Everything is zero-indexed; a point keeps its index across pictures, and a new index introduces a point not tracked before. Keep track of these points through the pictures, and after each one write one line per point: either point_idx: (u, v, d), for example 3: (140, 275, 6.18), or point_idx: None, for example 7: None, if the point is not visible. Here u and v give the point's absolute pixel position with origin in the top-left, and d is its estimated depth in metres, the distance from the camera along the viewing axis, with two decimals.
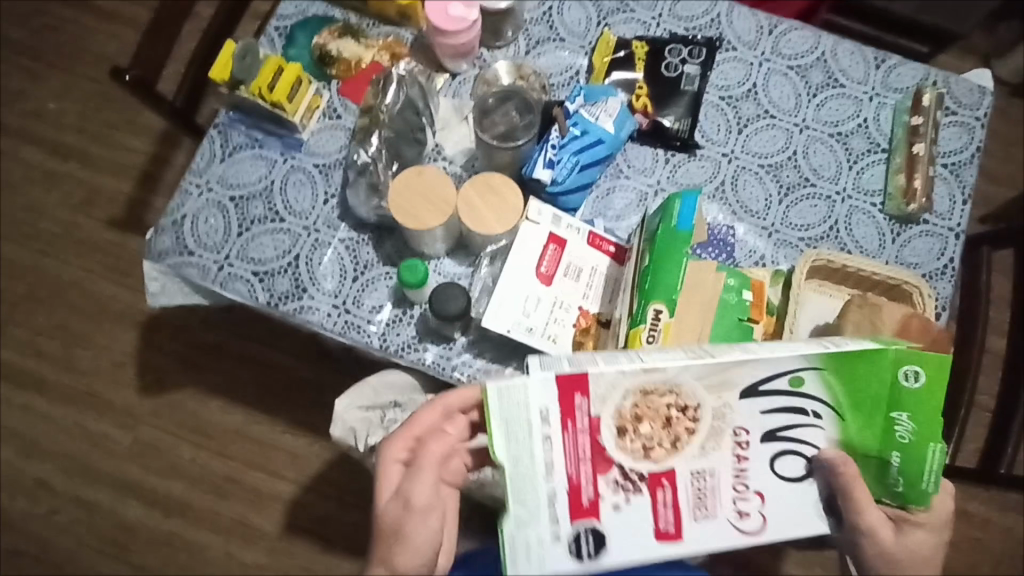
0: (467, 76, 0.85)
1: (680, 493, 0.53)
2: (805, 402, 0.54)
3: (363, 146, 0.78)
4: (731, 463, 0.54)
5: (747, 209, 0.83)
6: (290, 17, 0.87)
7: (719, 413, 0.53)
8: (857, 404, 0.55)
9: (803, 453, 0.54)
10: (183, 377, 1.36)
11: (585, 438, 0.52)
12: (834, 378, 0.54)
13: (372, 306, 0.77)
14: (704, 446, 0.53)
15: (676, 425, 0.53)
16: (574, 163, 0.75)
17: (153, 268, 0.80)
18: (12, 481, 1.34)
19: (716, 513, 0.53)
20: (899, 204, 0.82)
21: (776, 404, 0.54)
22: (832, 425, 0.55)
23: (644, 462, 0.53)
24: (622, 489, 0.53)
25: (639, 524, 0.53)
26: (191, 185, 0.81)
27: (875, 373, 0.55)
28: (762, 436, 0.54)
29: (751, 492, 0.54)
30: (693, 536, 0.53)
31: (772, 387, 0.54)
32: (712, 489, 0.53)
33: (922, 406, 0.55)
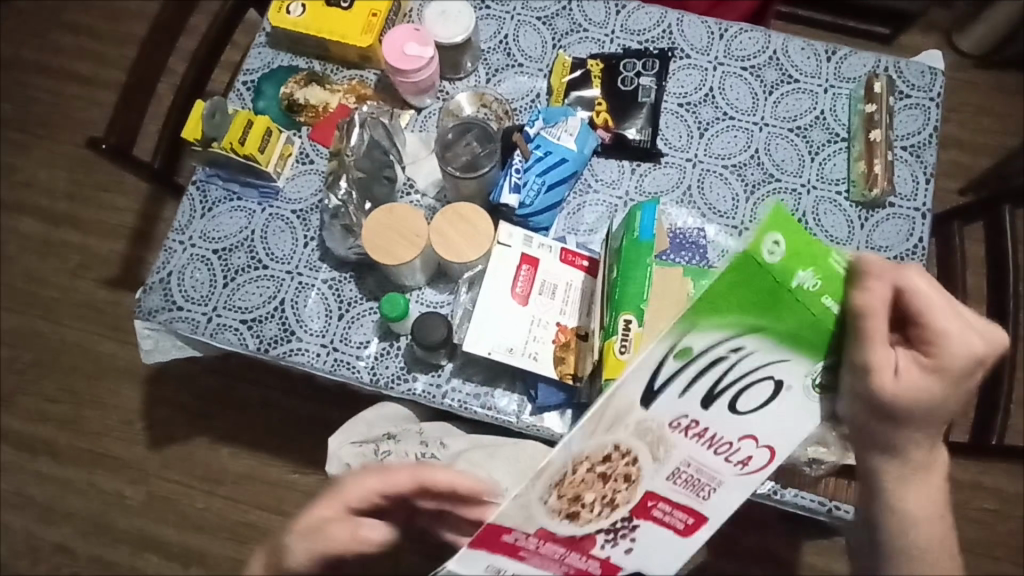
0: (432, 109, 0.88)
1: (671, 496, 0.48)
2: (708, 364, 0.42)
3: (333, 190, 0.82)
4: (695, 446, 0.45)
5: (716, 210, 0.85)
6: (256, 71, 0.90)
7: (642, 428, 0.44)
8: (752, 308, 0.41)
9: (755, 386, 0.44)
10: (190, 427, 1.38)
11: (545, 544, 0.49)
12: (706, 320, 0.42)
13: (360, 342, 0.79)
14: (655, 456, 0.46)
15: (613, 465, 0.45)
16: (540, 185, 0.77)
17: (145, 326, 0.82)
18: (32, 547, 1.36)
19: (721, 482, 0.47)
20: (862, 190, 0.83)
21: (689, 387, 0.43)
22: (757, 346, 0.42)
23: (615, 510, 0.47)
24: (619, 536, 0.49)
25: (656, 537, 0.50)
26: (174, 242, 0.84)
27: (741, 281, 0.40)
28: (703, 406, 0.44)
29: (738, 442, 0.45)
30: (716, 509, 0.48)
31: (664, 381, 0.42)
32: (699, 472, 0.47)
33: (799, 242, 0.41)
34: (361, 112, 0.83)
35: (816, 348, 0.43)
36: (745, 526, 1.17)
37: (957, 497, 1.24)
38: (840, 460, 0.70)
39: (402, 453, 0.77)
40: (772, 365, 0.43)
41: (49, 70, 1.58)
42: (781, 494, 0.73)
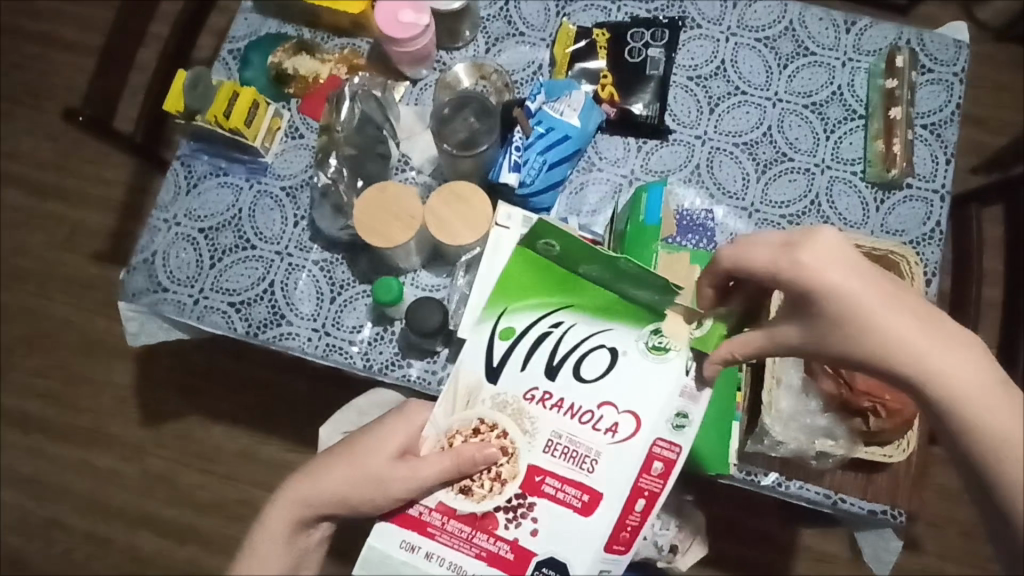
0: (428, 81, 0.83)
1: (557, 471, 0.53)
2: (533, 336, 0.55)
3: (323, 167, 0.78)
4: (557, 416, 0.54)
5: (725, 190, 0.81)
6: (243, 38, 0.85)
7: (501, 403, 0.55)
8: (554, 288, 0.55)
9: (588, 353, 0.54)
10: (184, 405, 1.36)
11: (450, 521, 0.53)
12: (518, 304, 0.55)
13: (352, 326, 0.76)
14: (523, 429, 0.54)
15: (487, 437, 0.54)
16: (542, 162, 0.73)
17: (128, 308, 0.78)
18: (26, 523, 1.35)
19: (598, 454, 0.53)
20: (880, 170, 0.79)
21: (523, 356, 0.55)
22: (571, 317, 0.55)
23: (505, 485, 0.53)
24: (519, 517, 0.53)
25: (558, 522, 0.53)
26: (158, 221, 0.80)
27: (525, 273, 0.55)
28: (549, 377, 0.54)
29: (598, 408, 0.54)
30: (603, 477, 0.53)
31: (499, 355, 0.55)
32: (573, 443, 0.54)
33: (572, 246, 0.52)
34: (352, 85, 0.79)
35: (629, 315, 0.54)
36: (742, 508, 1.16)
37: None
38: (848, 454, 0.68)
39: None
40: (596, 335, 0.55)
41: (33, 35, 1.51)
42: (786, 486, 0.72)
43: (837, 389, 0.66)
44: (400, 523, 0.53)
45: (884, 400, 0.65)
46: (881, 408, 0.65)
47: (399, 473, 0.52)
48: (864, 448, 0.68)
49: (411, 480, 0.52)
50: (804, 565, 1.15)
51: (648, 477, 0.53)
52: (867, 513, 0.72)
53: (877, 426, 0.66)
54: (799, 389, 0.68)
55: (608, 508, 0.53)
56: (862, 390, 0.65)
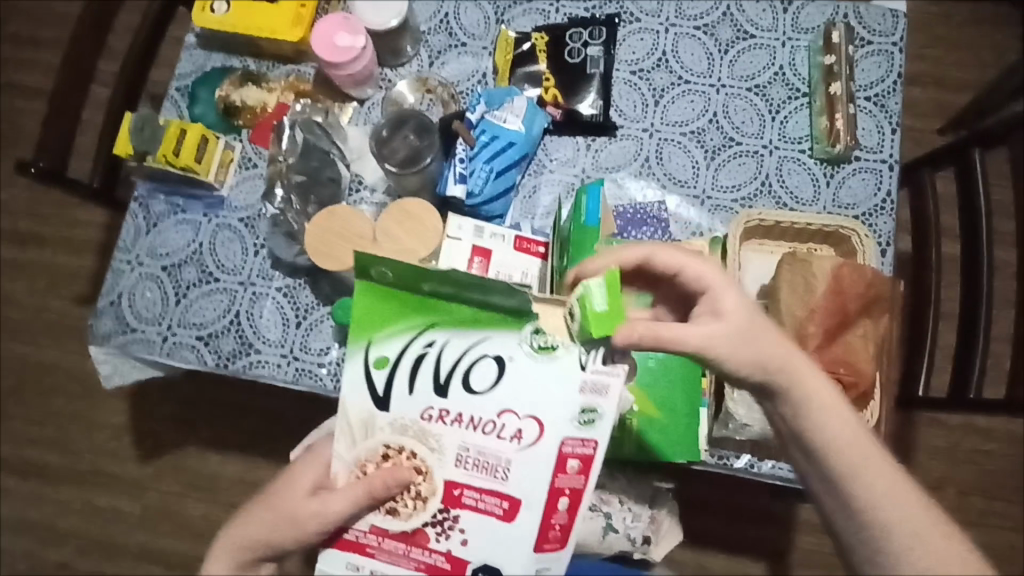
0: (374, 100, 0.84)
1: (471, 483, 0.55)
2: (412, 360, 0.55)
3: (270, 198, 0.80)
4: (459, 430, 0.55)
5: (676, 180, 0.82)
6: (189, 75, 0.86)
7: (401, 427, 0.56)
8: (409, 307, 0.55)
9: (476, 365, 0.55)
10: (179, 438, 1.37)
11: (384, 540, 0.56)
12: (382, 331, 0.55)
13: (320, 348, 0.78)
14: (430, 447, 0.55)
15: (398, 462, 0.55)
16: (488, 171, 0.74)
17: (101, 351, 0.80)
18: (35, 568, 1.37)
19: (509, 461, 0.54)
20: (826, 146, 0.80)
21: (408, 379, 0.55)
22: (440, 335, 0.55)
23: (427, 502, 0.55)
24: (447, 530, 0.55)
25: (482, 529, 0.55)
26: (120, 263, 0.81)
27: (377, 304, 0.55)
28: (440, 396, 0.55)
29: (499, 417, 0.54)
30: (518, 482, 0.54)
31: (384, 382, 0.55)
32: (481, 454, 0.55)
33: (405, 270, 0.52)
34: (292, 114, 0.81)
35: (496, 322, 0.54)
36: (736, 488, 1.16)
37: (948, 442, 1.21)
38: None
39: None
40: (476, 346, 0.54)
41: None
42: (759, 467, 0.72)
43: None
44: (340, 548, 0.56)
45: (840, 374, 0.64)
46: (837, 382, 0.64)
47: (315, 510, 0.54)
48: None
49: (326, 515, 0.54)
50: (803, 538, 1.16)
51: (565, 473, 0.54)
52: None
53: None
54: None
55: (530, 511, 0.54)
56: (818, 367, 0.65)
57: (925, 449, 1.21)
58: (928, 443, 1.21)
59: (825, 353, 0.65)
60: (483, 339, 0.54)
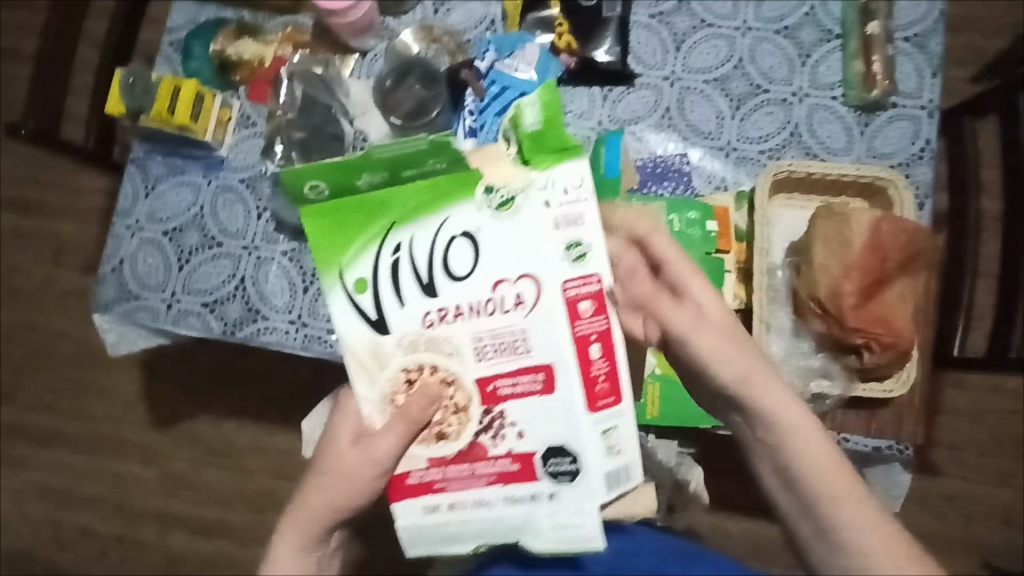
0: (377, 52, 0.79)
1: (498, 368, 0.51)
2: (382, 274, 0.52)
3: (269, 157, 0.77)
4: (464, 322, 0.51)
5: (699, 131, 0.77)
6: (183, 28, 0.82)
7: (410, 344, 0.52)
8: (350, 215, 0.53)
9: (454, 244, 0.52)
10: (192, 405, 1.37)
11: (448, 468, 0.51)
12: (347, 254, 0.52)
13: (329, 314, 0.75)
14: (446, 353, 0.52)
15: (423, 380, 0.52)
16: (500, 124, 0.70)
17: (104, 320, 0.78)
18: (58, 534, 1.38)
19: (523, 329, 0.51)
20: (860, 92, 0.75)
21: (392, 292, 0.52)
22: (404, 231, 0.52)
23: (467, 412, 0.51)
24: (496, 429, 0.51)
25: (535, 415, 0.51)
26: (120, 228, 0.78)
27: (337, 220, 0.53)
28: (429, 294, 0.52)
29: (495, 292, 0.51)
30: (540, 350, 0.51)
31: (365, 308, 0.52)
32: (496, 337, 0.51)
33: (335, 174, 0.54)
34: (291, 66, 0.77)
35: (447, 195, 0.52)
36: None
37: (972, 402, 1.18)
38: (845, 394, 0.65)
39: None
40: (443, 228, 0.52)
41: None
42: None
43: (826, 328, 0.63)
44: (410, 495, 0.51)
45: (877, 334, 0.61)
46: (874, 343, 0.62)
47: (371, 451, 0.49)
48: (862, 386, 0.64)
49: (377, 458, 0.48)
50: None
51: (583, 320, 0.51)
52: (870, 451, 0.69)
53: (872, 362, 0.62)
54: (790, 332, 0.67)
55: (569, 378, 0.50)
56: (854, 327, 0.62)
57: (950, 410, 1.18)
58: (954, 406, 1.18)
59: (861, 313, 0.62)
60: (443, 216, 0.52)
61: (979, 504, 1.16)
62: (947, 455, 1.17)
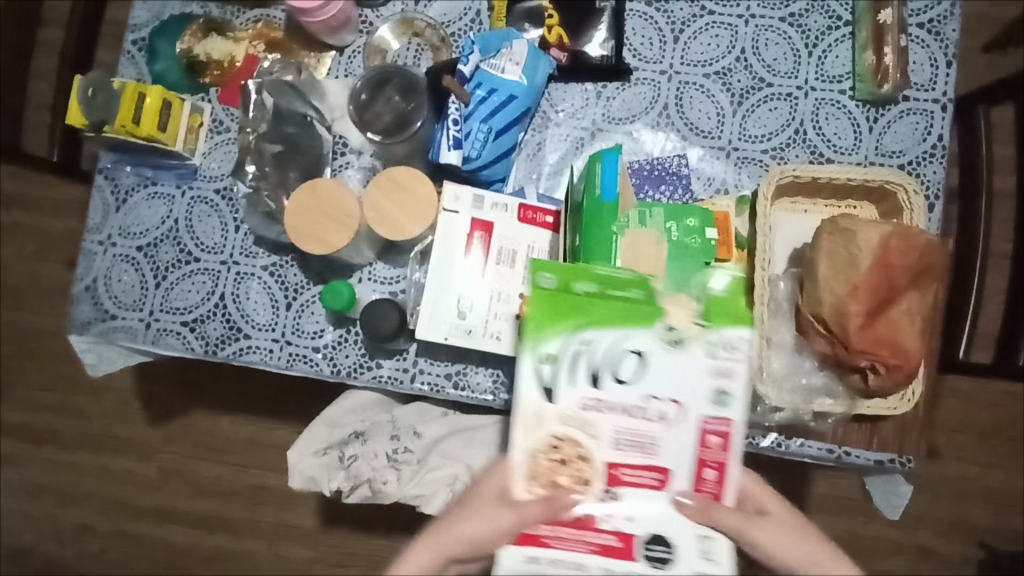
0: (356, 47, 0.74)
1: (632, 462, 0.51)
2: (577, 358, 0.52)
3: (241, 177, 0.73)
4: (618, 416, 0.51)
5: (697, 130, 0.73)
6: (145, 25, 0.76)
7: (565, 416, 0.52)
8: (575, 313, 0.53)
9: (627, 351, 0.52)
10: (187, 400, 1.35)
11: (559, 527, 0.51)
12: (553, 329, 0.52)
13: (314, 331, 0.72)
14: (592, 435, 0.52)
15: (566, 452, 0.52)
16: (487, 132, 0.66)
17: (81, 341, 0.75)
18: (58, 529, 1.38)
19: (660, 438, 0.51)
20: (870, 86, 0.70)
21: (571, 373, 0.52)
22: (597, 333, 0.52)
23: (589, 485, 0.51)
24: (609, 505, 0.51)
25: (647, 510, 0.51)
26: (92, 244, 0.75)
27: (549, 304, 0.53)
28: (595, 385, 0.52)
29: (647, 402, 0.51)
30: (669, 458, 0.51)
31: (551, 378, 0.52)
32: (636, 433, 0.51)
33: (564, 268, 0.54)
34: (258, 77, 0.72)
35: (637, 317, 0.53)
36: None
37: (974, 385, 1.16)
38: (848, 412, 0.63)
39: (371, 453, 0.71)
40: (625, 341, 0.52)
41: None
42: (787, 446, 0.67)
43: (830, 348, 0.60)
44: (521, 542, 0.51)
45: (882, 356, 0.58)
46: (879, 365, 0.58)
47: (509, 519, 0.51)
48: (865, 403, 0.63)
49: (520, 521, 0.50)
50: (823, 484, 1.17)
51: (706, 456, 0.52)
52: (873, 464, 0.67)
53: (877, 385, 0.60)
54: (792, 348, 0.64)
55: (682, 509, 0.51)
56: (858, 349, 0.58)
57: (951, 394, 1.17)
58: (956, 391, 1.17)
59: (867, 333, 0.58)
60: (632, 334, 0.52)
61: (979, 487, 1.16)
62: (946, 439, 1.17)
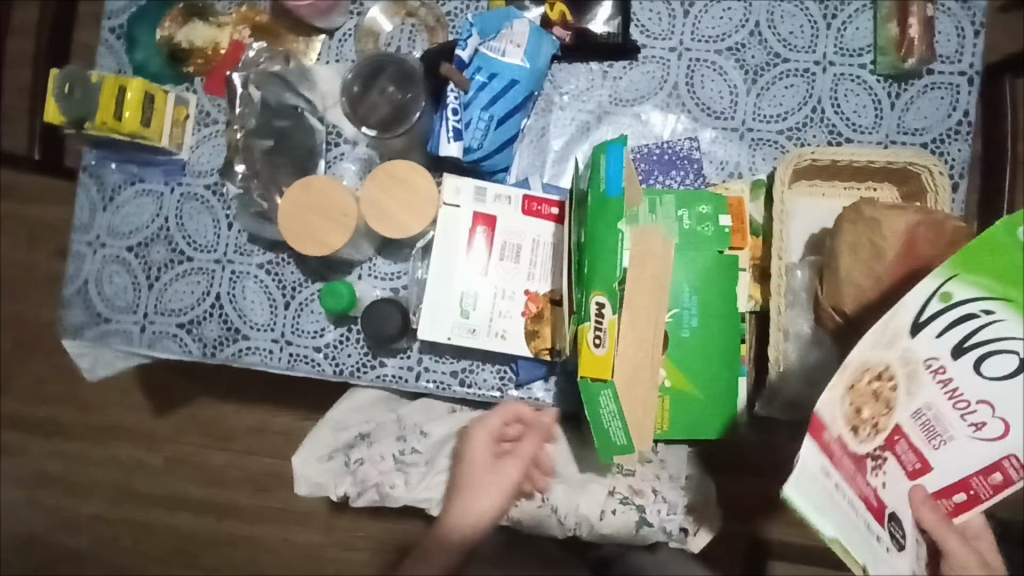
0: (346, 31, 0.70)
1: (917, 444, 0.39)
2: (956, 316, 0.36)
3: (229, 176, 0.70)
4: (939, 394, 0.38)
5: (709, 110, 0.69)
6: (122, 11, 0.72)
7: (904, 353, 0.38)
8: (1022, 286, 0.35)
9: (1015, 356, 0.35)
10: (188, 389, 1.32)
11: (843, 451, 0.40)
12: (981, 276, 0.36)
13: (314, 330, 0.69)
14: (908, 389, 0.38)
15: (878, 385, 0.39)
16: (487, 120, 0.62)
17: (75, 345, 0.72)
18: (67, 520, 1.37)
19: (955, 441, 0.38)
20: (892, 60, 0.66)
21: (954, 325, 0.37)
22: (1014, 318, 0.35)
23: (877, 433, 0.39)
24: (878, 468, 0.40)
25: (898, 493, 0.39)
26: (81, 245, 0.72)
27: (1005, 256, 0.35)
28: (954, 354, 0.37)
29: (976, 404, 0.37)
30: (947, 465, 0.38)
31: (925, 315, 0.37)
32: (940, 420, 0.38)
33: None
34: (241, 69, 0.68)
35: None
36: None
37: None
38: None
39: (377, 457, 0.69)
40: (1016, 343, 0.35)
41: None
42: None
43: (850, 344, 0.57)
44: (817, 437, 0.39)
45: None
46: None
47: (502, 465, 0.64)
48: None
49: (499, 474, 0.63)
50: None
51: (984, 482, 0.38)
52: None
53: None
54: (807, 340, 0.62)
55: (921, 511, 0.39)
56: None
57: None
58: None
59: None
60: None
61: None
62: None
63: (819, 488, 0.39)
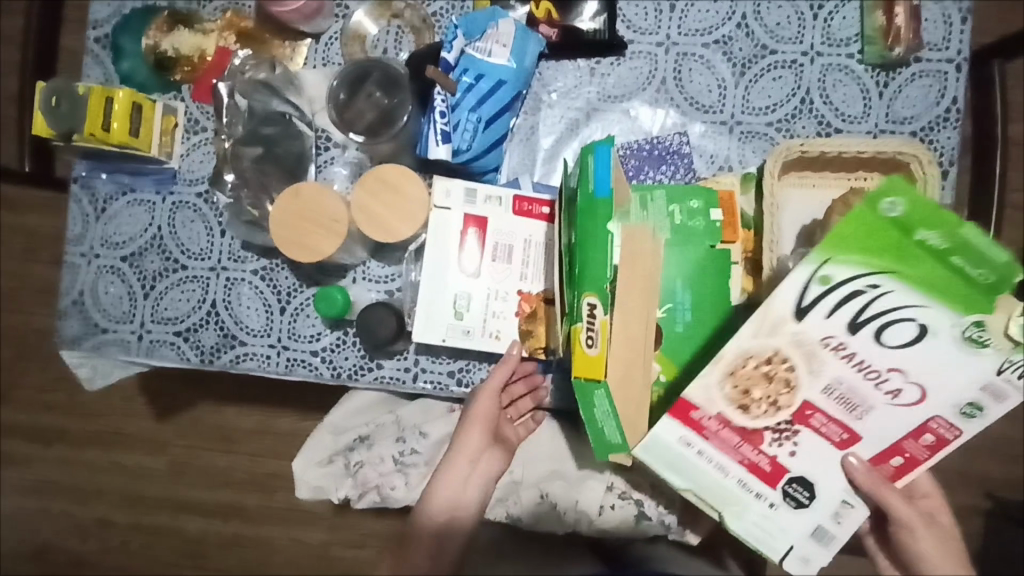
0: (333, 33, 0.70)
1: (830, 412, 0.46)
2: (844, 296, 0.43)
3: (219, 186, 0.71)
4: (846, 367, 0.44)
5: (697, 104, 0.69)
6: (108, 21, 0.72)
7: (801, 340, 0.44)
8: (884, 254, 0.42)
9: (903, 319, 0.42)
10: (190, 394, 1.32)
11: (723, 428, 0.47)
12: (849, 258, 0.42)
13: (310, 334, 0.70)
14: (811, 368, 0.45)
15: (775, 369, 0.45)
16: (475, 121, 0.62)
17: (74, 356, 0.73)
18: (75, 526, 1.38)
19: (873, 407, 0.45)
20: (879, 50, 0.66)
21: (837, 307, 0.43)
22: (895, 285, 0.42)
23: (779, 411, 0.46)
24: (782, 439, 0.47)
25: (816, 455, 0.47)
26: (76, 257, 0.72)
27: (869, 237, 0.41)
28: (850, 330, 0.43)
29: (886, 372, 0.44)
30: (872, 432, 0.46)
31: (812, 302, 0.43)
32: (852, 392, 0.45)
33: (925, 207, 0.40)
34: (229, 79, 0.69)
35: (957, 297, 0.41)
36: None
37: None
38: None
39: (377, 458, 0.70)
40: (909, 308, 0.42)
41: None
42: None
43: None
44: (680, 420, 0.48)
45: None
46: None
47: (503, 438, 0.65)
48: None
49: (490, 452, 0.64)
50: None
51: (916, 443, 0.47)
52: None
53: None
54: None
55: (851, 471, 0.47)
56: None
57: None
58: None
59: None
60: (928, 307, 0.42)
61: None
62: None
63: (671, 454, 0.49)
